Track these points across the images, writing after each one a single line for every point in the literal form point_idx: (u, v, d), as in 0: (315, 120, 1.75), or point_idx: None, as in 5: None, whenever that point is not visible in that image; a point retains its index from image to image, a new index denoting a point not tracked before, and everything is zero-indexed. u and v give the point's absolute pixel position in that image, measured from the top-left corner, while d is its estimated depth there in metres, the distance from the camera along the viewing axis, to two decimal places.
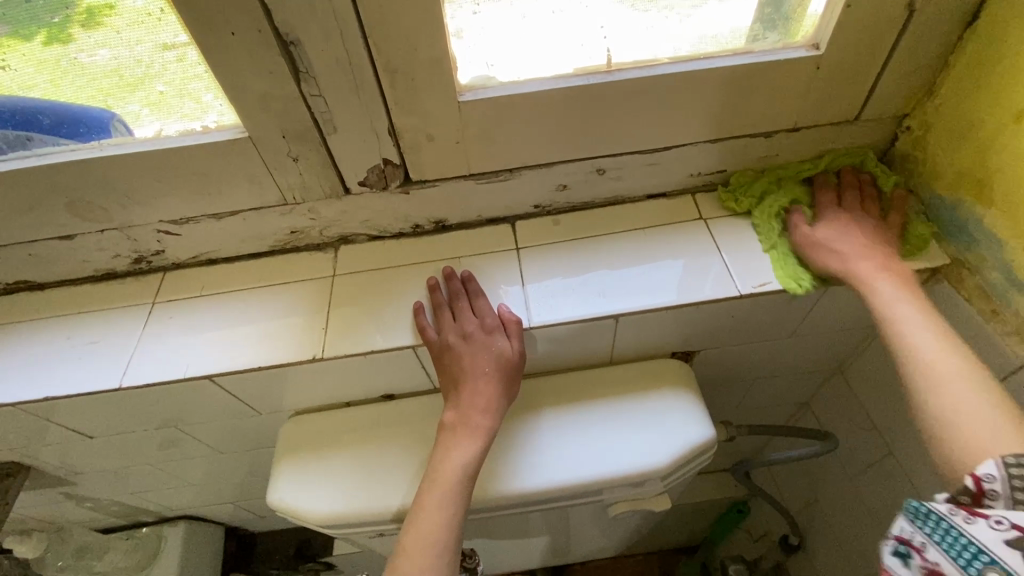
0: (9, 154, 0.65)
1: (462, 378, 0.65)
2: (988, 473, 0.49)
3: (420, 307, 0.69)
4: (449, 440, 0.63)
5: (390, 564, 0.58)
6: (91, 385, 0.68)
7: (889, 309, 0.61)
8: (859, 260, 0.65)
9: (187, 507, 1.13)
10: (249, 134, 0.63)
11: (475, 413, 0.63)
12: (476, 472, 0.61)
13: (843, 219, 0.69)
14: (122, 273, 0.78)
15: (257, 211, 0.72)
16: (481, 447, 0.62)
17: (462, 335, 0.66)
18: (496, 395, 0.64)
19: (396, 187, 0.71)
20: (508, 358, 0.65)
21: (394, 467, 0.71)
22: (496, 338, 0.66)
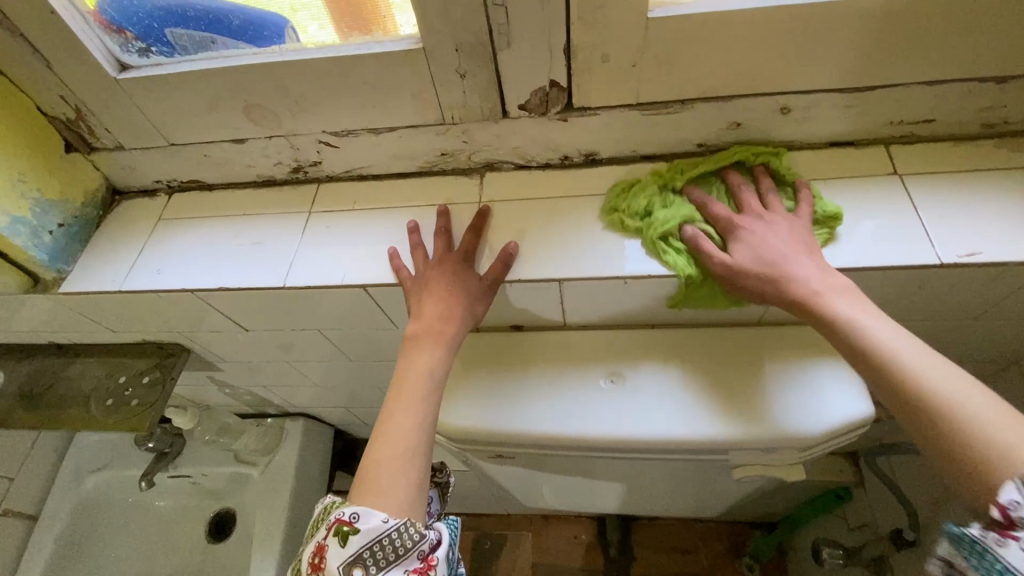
0: (199, 55, 0.69)
1: (418, 295, 0.67)
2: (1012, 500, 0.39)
3: (418, 244, 0.71)
4: (415, 348, 0.64)
5: (360, 476, 0.56)
6: (258, 281, 0.74)
7: (795, 274, 0.58)
8: (775, 251, 0.60)
9: (307, 405, 1.24)
10: (423, 45, 0.61)
11: (437, 322, 0.65)
12: (442, 377, 0.63)
13: (751, 214, 0.64)
14: (281, 180, 0.82)
15: (414, 128, 0.72)
16: (446, 353, 0.64)
17: (437, 262, 0.68)
18: (459, 313, 0.66)
19: (556, 113, 0.67)
20: (477, 286, 0.67)
21: (528, 393, 0.71)
22: (465, 268, 0.68)
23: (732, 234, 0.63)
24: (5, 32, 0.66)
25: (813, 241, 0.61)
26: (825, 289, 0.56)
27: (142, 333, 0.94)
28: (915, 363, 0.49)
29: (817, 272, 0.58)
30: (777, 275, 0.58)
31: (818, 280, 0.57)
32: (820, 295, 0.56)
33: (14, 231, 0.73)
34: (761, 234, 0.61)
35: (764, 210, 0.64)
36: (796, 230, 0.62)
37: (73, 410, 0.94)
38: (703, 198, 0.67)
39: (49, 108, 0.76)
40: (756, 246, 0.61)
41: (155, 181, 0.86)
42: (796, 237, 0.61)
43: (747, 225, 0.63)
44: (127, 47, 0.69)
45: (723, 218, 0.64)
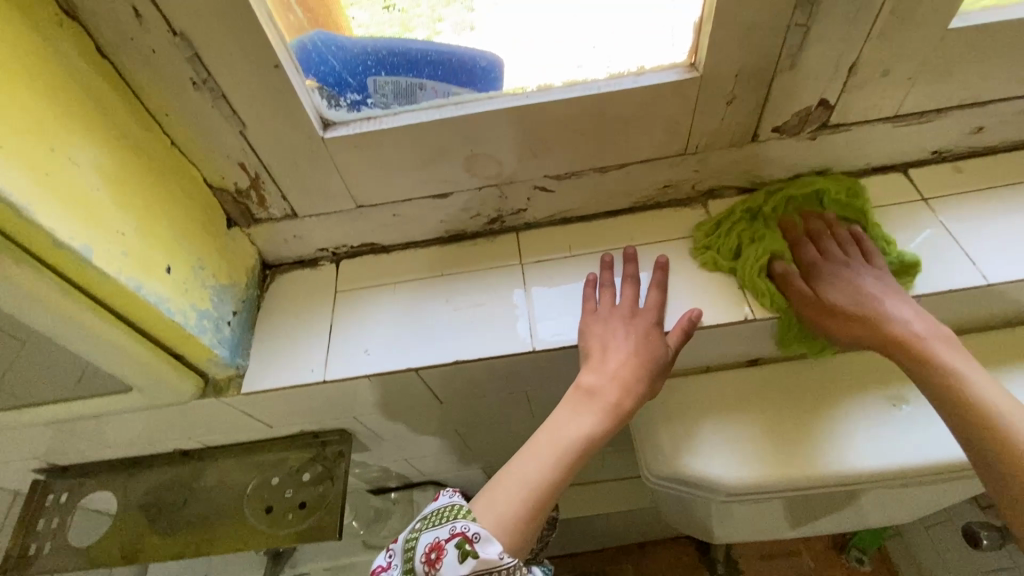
0: (425, 103, 0.62)
1: (592, 345, 0.62)
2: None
3: (625, 274, 0.67)
4: (579, 402, 0.58)
5: (488, 484, 0.55)
6: (495, 349, 0.65)
7: (877, 300, 0.59)
8: (868, 296, 0.59)
9: (436, 472, 1.13)
10: (702, 73, 0.57)
11: (614, 387, 0.59)
12: (592, 449, 0.56)
13: (835, 262, 0.63)
14: (472, 233, 0.75)
15: (649, 163, 0.66)
16: (610, 429, 0.57)
17: (627, 310, 0.64)
18: (640, 385, 0.59)
19: (808, 133, 0.65)
20: (665, 354, 0.61)
21: (799, 435, 0.68)
22: (657, 330, 0.62)
23: (825, 282, 0.62)
24: (203, 94, 0.55)
25: (899, 287, 0.60)
26: (932, 328, 0.56)
27: (297, 425, 0.81)
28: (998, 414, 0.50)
29: (913, 313, 0.58)
30: (869, 296, 0.59)
31: (911, 316, 0.57)
32: (925, 339, 0.56)
33: (202, 328, 0.61)
34: (855, 282, 0.61)
35: (845, 256, 0.63)
36: (889, 285, 0.60)
37: (227, 525, 0.80)
38: (796, 238, 0.66)
39: (218, 179, 0.65)
40: (851, 288, 0.60)
41: (319, 250, 0.75)
42: (876, 282, 0.60)
43: (853, 270, 0.62)
44: (336, 101, 0.61)
45: (811, 259, 0.64)
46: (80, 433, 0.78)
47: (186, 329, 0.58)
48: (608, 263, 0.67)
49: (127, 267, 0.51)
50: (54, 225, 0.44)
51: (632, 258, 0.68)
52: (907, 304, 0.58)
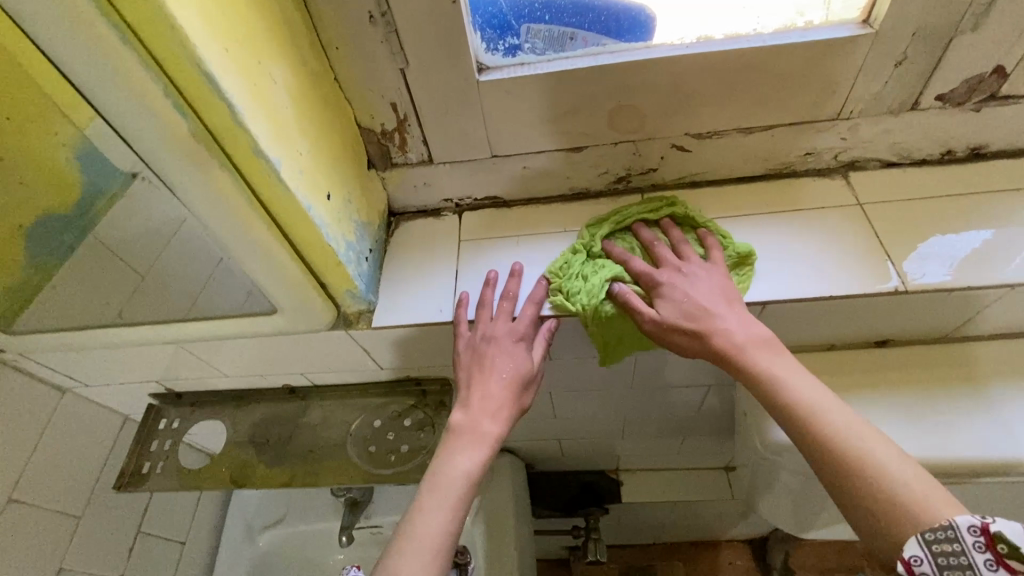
0: (582, 50, 0.62)
1: (473, 372, 0.62)
2: (913, 556, 0.40)
3: (506, 291, 0.66)
4: (454, 443, 0.60)
5: (382, 558, 0.54)
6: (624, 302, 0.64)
7: (721, 309, 0.57)
8: (697, 303, 0.58)
9: (512, 440, 1.14)
10: (877, 29, 0.56)
11: (484, 418, 0.60)
12: (479, 481, 0.58)
13: (670, 266, 0.62)
14: (596, 192, 0.75)
15: (796, 126, 0.65)
16: (486, 455, 0.59)
17: (487, 333, 0.64)
18: (510, 405, 0.61)
19: (973, 104, 0.63)
20: (529, 370, 0.62)
21: (964, 417, 0.62)
22: (520, 347, 0.63)
23: (667, 283, 0.61)
24: (377, 29, 0.58)
25: (732, 289, 0.60)
26: (748, 330, 0.56)
27: (402, 371, 0.83)
28: (826, 416, 0.49)
29: (737, 317, 0.57)
30: (674, 294, 0.59)
31: (734, 320, 0.57)
32: (732, 342, 0.55)
33: (348, 259, 0.63)
34: (699, 281, 0.60)
35: (684, 260, 0.63)
36: (716, 277, 0.61)
37: (331, 460, 0.83)
38: (623, 254, 0.65)
39: (367, 119, 0.67)
40: (675, 298, 0.59)
41: (444, 199, 0.77)
42: (716, 287, 0.60)
43: (686, 271, 0.61)
44: (494, 45, 0.62)
45: (645, 271, 0.63)
46: (206, 359, 0.82)
47: (338, 256, 0.61)
48: (490, 281, 0.67)
49: (302, 186, 0.54)
50: (258, 134, 0.47)
51: (516, 274, 0.67)
52: (716, 294, 0.59)
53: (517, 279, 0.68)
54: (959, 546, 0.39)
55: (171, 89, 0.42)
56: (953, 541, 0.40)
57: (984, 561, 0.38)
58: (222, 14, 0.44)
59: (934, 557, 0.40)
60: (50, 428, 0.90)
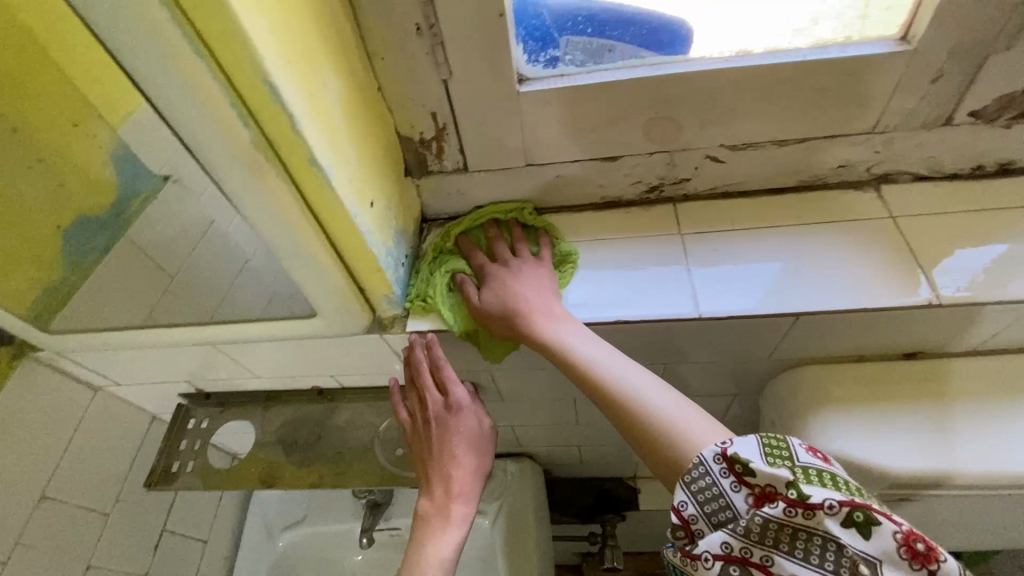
0: (621, 63, 0.63)
1: (428, 459, 0.70)
2: (680, 501, 0.46)
3: (418, 365, 0.69)
4: (428, 525, 0.66)
5: None
6: (657, 312, 0.64)
7: (554, 307, 0.63)
8: (514, 297, 0.64)
9: (531, 446, 1.15)
10: (916, 46, 0.56)
11: (450, 499, 0.67)
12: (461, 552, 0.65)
13: (500, 263, 0.69)
14: (627, 201, 0.76)
15: (831, 139, 0.66)
16: (463, 532, 0.65)
17: (432, 419, 0.70)
18: (474, 467, 0.69)
19: (1006, 120, 0.63)
20: (479, 431, 0.70)
21: (988, 430, 0.63)
22: (462, 418, 0.70)
23: (489, 284, 0.67)
24: (422, 41, 0.59)
25: (553, 289, 0.66)
26: (569, 328, 0.61)
27: None
28: (670, 412, 0.52)
29: (565, 318, 0.62)
30: (496, 296, 0.65)
31: (562, 319, 0.62)
32: (544, 333, 0.61)
33: (388, 265, 0.64)
34: (510, 281, 0.66)
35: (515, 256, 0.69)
36: (540, 277, 0.67)
37: (359, 463, 0.84)
38: (478, 257, 0.71)
39: (407, 127, 0.68)
40: (497, 289, 0.66)
41: (477, 206, 0.78)
42: (537, 283, 0.66)
43: (521, 273, 0.67)
44: (535, 58, 0.63)
45: (486, 266, 0.69)
46: (238, 361, 0.84)
47: (379, 262, 0.62)
48: (410, 355, 0.69)
49: (350, 194, 0.55)
50: (314, 143, 0.48)
51: (428, 346, 0.67)
52: (535, 296, 0.64)
53: (422, 351, 0.69)
54: (709, 479, 0.46)
55: (236, 99, 0.44)
56: (704, 479, 0.46)
57: (729, 484, 0.45)
58: (285, 27, 0.45)
59: (698, 498, 0.46)
60: (81, 429, 0.91)
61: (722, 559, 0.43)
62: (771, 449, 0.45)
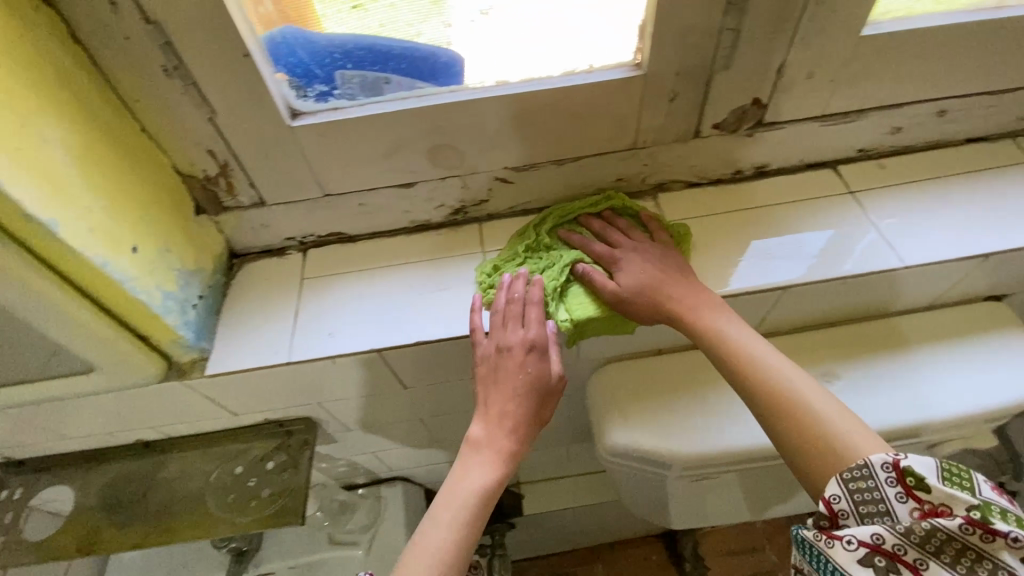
0: (392, 95, 0.65)
1: (487, 382, 0.63)
2: (833, 495, 0.51)
3: (513, 295, 0.65)
4: (469, 457, 0.61)
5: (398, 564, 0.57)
6: (448, 332, 0.67)
7: (690, 284, 0.64)
8: (658, 279, 0.64)
9: (404, 468, 1.14)
10: (646, 71, 0.62)
11: (500, 435, 0.61)
12: (492, 495, 0.60)
13: (628, 245, 0.68)
14: (435, 223, 0.78)
15: (601, 155, 0.71)
16: (495, 474, 0.60)
17: (510, 349, 0.62)
18: (505, 435, 0.61)
19: (746, 130, 0.70)
20: (547, 377, 0.62)
21: None
22: (533, 358, 0.62)
23: (620, 266, 0.66)
24: (173, 81, 0.58)
25: (686, 267, 0.66)
26: (709, 303, 0.63)
27: (261, 414, 0.82)
28: (798, 374, 0.58)
29: (691, 289, 0.64)
30: (644, 279, 0.64)
31: (642, 285, 0.64)
32: (682, 309, 0.62)
33: (167, 309, 0.62)
34: (681, 264, 0.66)
35: (646, 240, 0.69)
36: (672, 257, 0.67)
37: (188, 514, 0.81)
38: (582, 241, 0.69)
39: (187, 166, 0.67)
40: (645, 269, 0.65)
41: (286, 238, 0.77)
42: (666, 262, 0.66)
43: (627, 260, 0.66)
44: (304, 93, 0.63)
45: (604, 253, 0.67)
46: (38, 425, 0.77)
47: (153, 309, 0.60)
48: (504, 284, 0.66)
49: (94, 244, 0.53)
50: (22, 198, 0.46)
51: (535, 283, 0.66)
52: (684, 272, 0.66)
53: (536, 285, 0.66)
54: (872, 482, 0.50)
55: None
56: (867, 480, 0.50)
57: (894, 493, 0.49)
58: None
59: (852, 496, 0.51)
60: None
61: (866, 551, 0.49)
62: (952, 475, 0.49)
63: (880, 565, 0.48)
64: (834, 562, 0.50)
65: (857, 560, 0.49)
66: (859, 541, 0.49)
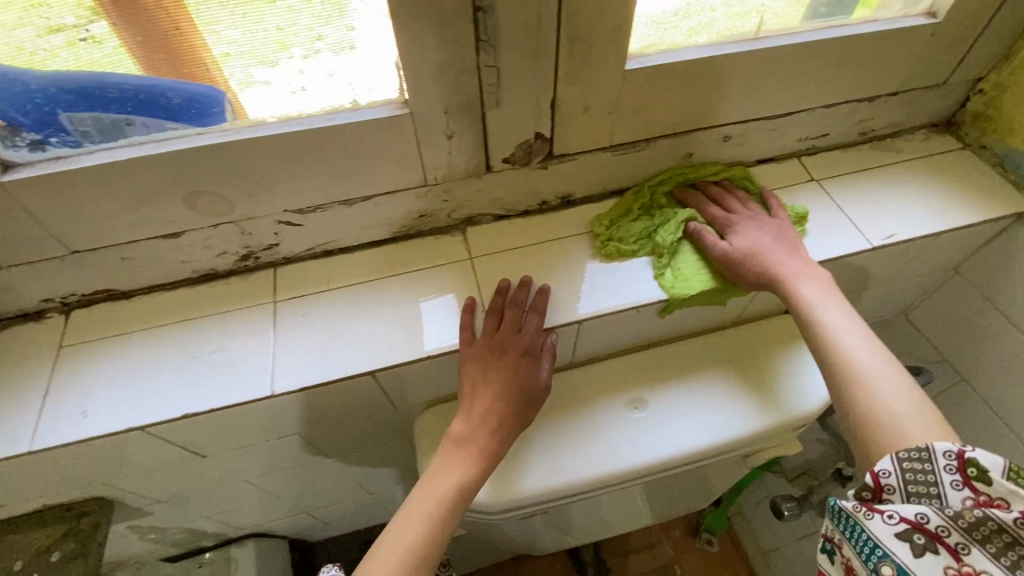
0: (124, 140, 0.57)
1: (480, 381, 0.63)
2: (884, 469, 0.49)
3: (517, 300, 0.67)
4: (450, 454, 0.60)
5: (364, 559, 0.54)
6: (225, 399, 0.62)
7: (774, 253, 0.65)
8: (757, 248, 0.65)
9: (257, 522, 1.06)
10: (410, 109, 0.59)
11: (483, 434, 0.60)
12: (469, 494, 0.58)
13: (745, 214, 0.70)
14: (225, 272, 0.71)
15: (392, 194, 0.67)
16: (475, 473, 0.59)
17: (507, 350, 0.64)
18: (503, 428, 0.61)
19: (538, 163, 0.70)
20: (537, 385, 0.64)
21: (565, 441, 0.71)
22: (525, 362, 0.64)
23: (731, 232, 0.68)
24: None
25: (795, 238, 0.67)
26: (792, 269, 0.63)
27: (39, 498, 0.72)
28: (841, 339, 0.58)
29: (794, 259, 0.64)
30: (769, 248, 0.65)
31: (793, 263, 0.64)
32: (787, 279, 0.62)
33: None
34: (760, 228, 0.68)
35: (746, 209, 0.71)
36: (770, 226, 0.68)
37: None
38: (698, 205, 0.73)
39: None
40: (780, 232, 0.68)
41: (43, 301, 0.67)
42: (773, 231, 0.67)
43: (740, 224, 0.69)
44: (11, 141, 0.54)
45: (720, 217, 0.70)
46: None
47: None
48: (501, 288, 0.67)
49: None
50: None
51: (541, 292, 0.68)
52: (779, 239, 0.66)
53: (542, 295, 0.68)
54: (929, 465, 0.48)
55: None
56: (924, 462, 0.48)
57: (950, 479, 0.47)
58: None
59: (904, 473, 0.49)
60: None
61: (906, 527, 0.47)
62: (1014, 473, 0.46)
63: (918, 544, 0.47)
64: (878, 539, 0.48)
65: (896, 535, 0.48)
66: (902, 517, 0.48)
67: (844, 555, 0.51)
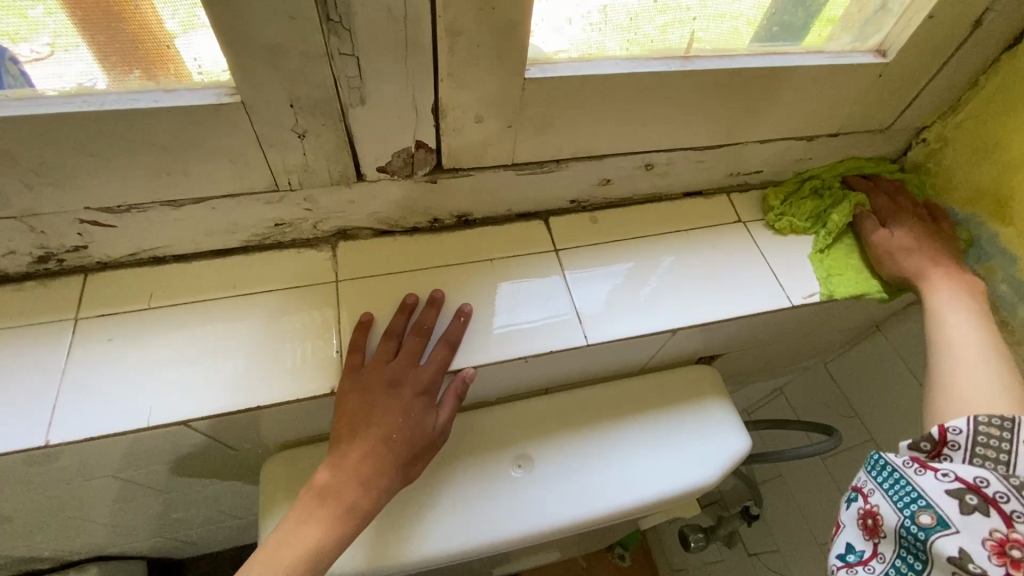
0: None
1: (361, 424, 0.52)
2: (955, 426, 0.48)
3: (417, 325, 0.57)
4: (308, 509, 0.50)
5: None
6: None
7: (924, 248, 0.64)
8: (913, 244, 0.64)
9: (99, 547, 0.92)
10: (242, 98, 0.46)
11: (352, 487, 0.51)
12: (327, 562, 0.49)
13: (908, 209, 0.68)
14: (18, 275, 0.57)
15: (235, 198, 0.55)
16: (339, 535, 0.49)
17: (402, 385, 0.54)
18: (385, 478, 0.52)
19: (422, 176, 0.58)
20: (430, 430, 0.55)
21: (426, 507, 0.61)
22: (420, 401, 0.54)
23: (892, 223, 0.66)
24: None
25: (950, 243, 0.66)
26: (942, 269, 0.62)
27: None
28: (968, 339, 0.56)
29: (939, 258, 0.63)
30: (914, 240, 0.64)
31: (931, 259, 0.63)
32: (929, 276, 0.62)
33: None
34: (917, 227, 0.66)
35: (912, 206, 0.69)
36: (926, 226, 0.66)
37: None
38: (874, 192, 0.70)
39: None
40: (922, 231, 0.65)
41: None
42: (927, 229, 0.66)
43: (903, 219, 0.67)
44: None
45: (884, 208, 0.68)
46: None
47: None
48: (404, 307, 0.58)
49: None
50: None
51: (461, 316, 0.58)
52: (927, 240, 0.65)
53: (461, 321, 0.58)
54: (1008, 436, 0.46)
55: None
56: (1004, 431, 0.46)
57: None
58: None
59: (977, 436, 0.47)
60: None
61: (960, 486, 0.45)
62: None
63: (967, 504, 0.44)
64: (920, 489, 0.46)
65: (945, 491, 0.45)
66: (958, 476, 0.45)
67: (870, 502, 0.49)
